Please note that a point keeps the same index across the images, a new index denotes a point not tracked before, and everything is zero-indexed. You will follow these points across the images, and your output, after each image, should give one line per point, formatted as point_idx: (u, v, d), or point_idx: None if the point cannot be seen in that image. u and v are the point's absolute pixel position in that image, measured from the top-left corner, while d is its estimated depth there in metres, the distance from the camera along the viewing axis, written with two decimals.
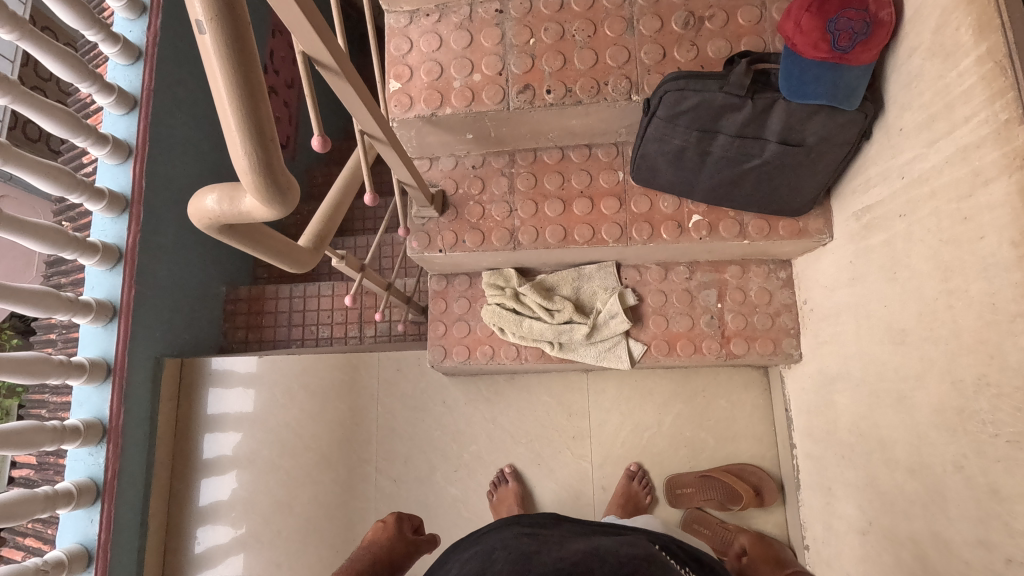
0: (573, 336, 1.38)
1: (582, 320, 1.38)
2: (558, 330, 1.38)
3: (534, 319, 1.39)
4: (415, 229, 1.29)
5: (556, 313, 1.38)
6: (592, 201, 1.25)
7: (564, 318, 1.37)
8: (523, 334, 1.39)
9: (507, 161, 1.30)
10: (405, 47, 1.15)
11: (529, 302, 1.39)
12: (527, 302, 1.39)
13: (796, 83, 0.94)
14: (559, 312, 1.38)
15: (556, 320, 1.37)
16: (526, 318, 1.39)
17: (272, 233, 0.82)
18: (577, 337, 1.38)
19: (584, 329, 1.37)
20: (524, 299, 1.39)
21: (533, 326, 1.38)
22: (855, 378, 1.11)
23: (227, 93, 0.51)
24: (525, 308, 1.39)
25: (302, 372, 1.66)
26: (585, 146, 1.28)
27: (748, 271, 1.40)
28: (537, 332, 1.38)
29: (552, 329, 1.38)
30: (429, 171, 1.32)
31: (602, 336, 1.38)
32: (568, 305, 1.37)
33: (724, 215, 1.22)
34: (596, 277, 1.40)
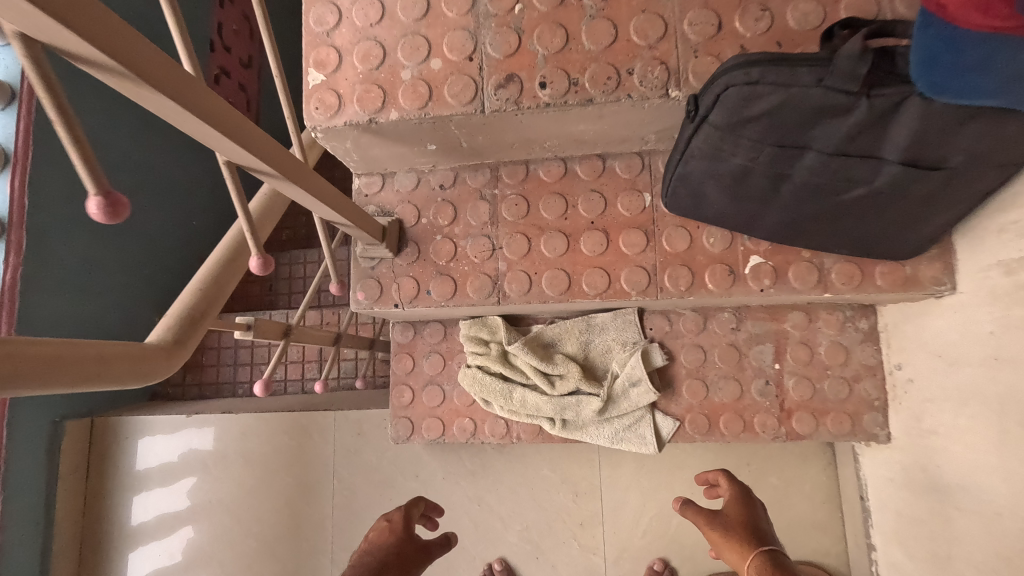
0: (580, 411, 1.03)
1: (593, 390, 1.03)
2: (560, 404, 1.03)
3: (528, 388, 1.04)
4: (362, 274, 0.94)
5: (558, 381, 1.03)
6: (607, 236, 0.90)
7: (569, 388, 1.02)
8: (514, 408, 1.05)
9: (487, 179, 0.93)
10: (330, 19, 0.77)
11: (522, 364, 1.04)
12: (518, 365, 1.05)
13: (940, 71, 0.57)
14: (561, 379, 1.03)
15: (557, 390, 1.03)
16: (518, 387, 1.04)
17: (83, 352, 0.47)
18: (585, 414, 1.03)
19: (595, 403, 1.02)
20: (516, 361, 1.05)
21: (527, 398, 1.04)
22: (991, 503, 0.77)
23: None
24: (516, 373, 1.04)
25: (241, 438, 1.33)
26: (596, 157, 0.91)
27: (816, 321, 1.04)
28: (533, 406, 1.04)
29: (552, 403, 1.03)
30: (381, 192, 0.96)
31: (618, 411, 1.04)
32: (573, 370, 1.02)
33: (796, 256, 0.86)
34: (612, 329, 1.05)
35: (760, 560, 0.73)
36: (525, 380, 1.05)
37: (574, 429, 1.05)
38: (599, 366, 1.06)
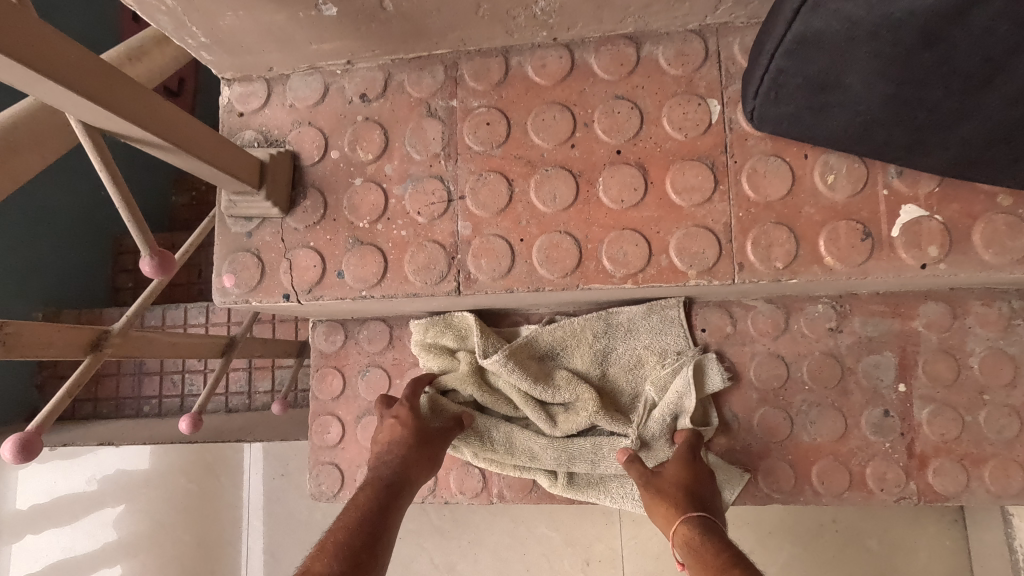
0: (599, 462, 0.66)
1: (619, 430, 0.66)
2: (567, 451, 0.66)
3: (517, 424, 0.68)
4: (233, 247, 0.56)
5: (563, 415, 0.66)
6: (644, 174, 0.52)
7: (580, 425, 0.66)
8: (497, 457, 0.68)
9: (437, 80, 0.55)
10: None
11: (507, 388, 0.68)
12: (501, 388, 0.68)
13: None
14: (568, 412, 0.66)
15: (561, 429, 0.66)
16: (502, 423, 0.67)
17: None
18: (606, 466, 0.66)
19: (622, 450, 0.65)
20: (498, 382, 0.68)
21: (515, 441, 0.67)
22: None
23: None
24: (498, 401, 0.68)
25: (128, 479, 0.97)
26: (624, 38, 0.53)
27: (966, 316, 0.66)
28: (526, 453, 0.67)
29: (554, 449, 0.66)
30: (263, 107, 0.57)
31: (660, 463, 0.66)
32: (586, 398, 0.65)
33: (987, 204, 0.48)
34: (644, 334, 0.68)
35: (691, 526, 0.56)
36: (513, 411, 0.68)
37: (585, 487, 0.68)
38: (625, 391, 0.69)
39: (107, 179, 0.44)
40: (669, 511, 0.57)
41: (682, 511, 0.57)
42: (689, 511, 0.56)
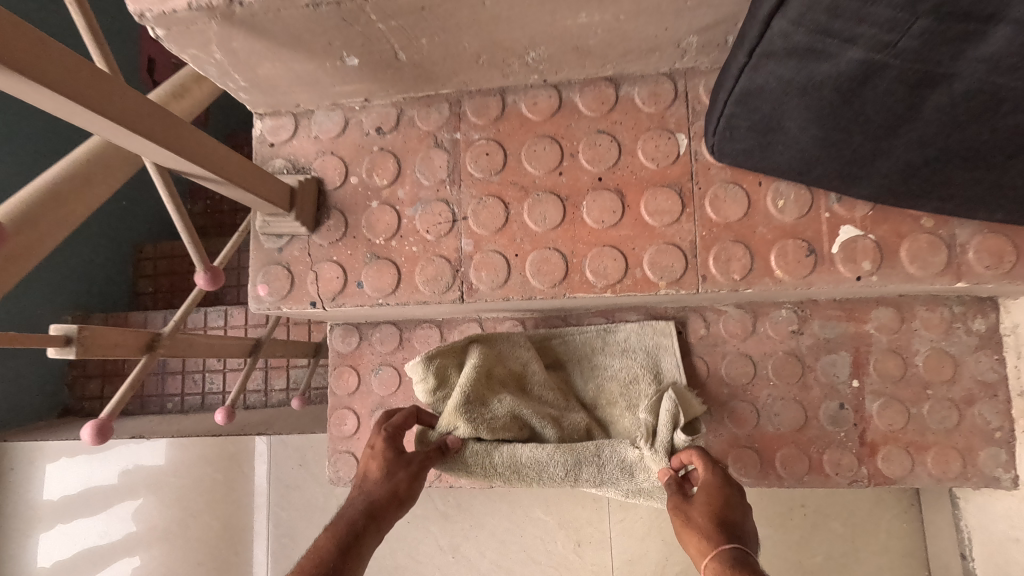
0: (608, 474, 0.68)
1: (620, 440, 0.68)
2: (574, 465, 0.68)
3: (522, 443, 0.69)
4: (266, 260, 0.65)
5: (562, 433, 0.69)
6: (622, 198, 0.60)
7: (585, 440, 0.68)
8: (503, 478, 0.67)
9: (444, 116, 0.63)
10: None
11: (507, 412, 0.70)
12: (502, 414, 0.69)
13: None
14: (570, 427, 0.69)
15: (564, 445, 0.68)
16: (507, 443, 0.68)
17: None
18: (610, 472, 0.68)
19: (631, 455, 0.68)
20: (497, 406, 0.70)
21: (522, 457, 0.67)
22: None
23: None
24: (499, 426, 0.68)
25: (156, 469, 1.05)
26: (605, 81, 0.61)
27: (912, 320, 0.74)
28: (532, 469, 0.67)
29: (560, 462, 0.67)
30: (292, 139, 0.66)
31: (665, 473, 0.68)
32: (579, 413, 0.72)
33: (913, 225, 0.56)
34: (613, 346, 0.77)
35: (724, 562, 0.51)
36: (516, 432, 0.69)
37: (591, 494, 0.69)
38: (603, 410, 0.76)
39: (173, 210, 0.53)
40: (701, 546, 0.53)
41: (716, 543, 0.52)
42: (724, 542, 0.52)
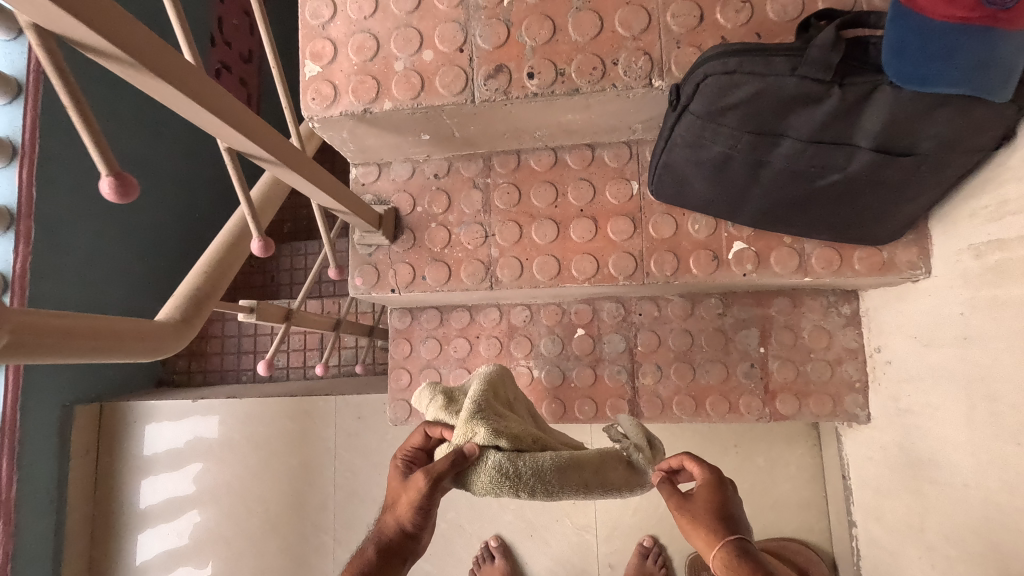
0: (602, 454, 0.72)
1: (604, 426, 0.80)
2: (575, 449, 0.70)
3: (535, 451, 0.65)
4: (360, 261, 0.97)
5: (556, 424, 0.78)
6: (596, 223, 0.92)
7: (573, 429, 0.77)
8: (528, 488, 0.60)
9: (480, 168, 0.96)
10: (325, 12, 0.79)
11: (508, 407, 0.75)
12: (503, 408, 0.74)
13: (911, 62, 0.61)
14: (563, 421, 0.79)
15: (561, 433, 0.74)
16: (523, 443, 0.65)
17: (46, 324, 0.48)
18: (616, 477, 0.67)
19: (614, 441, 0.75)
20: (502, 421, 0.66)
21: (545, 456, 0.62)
22: (961, 475, 0.81)
23: None
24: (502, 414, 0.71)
25: (245, 420, 1.37)
26: (585, 146, 0.94)
27: (800, 306, 1.07)
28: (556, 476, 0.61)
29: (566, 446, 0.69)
30: (377, 181, 0.98)
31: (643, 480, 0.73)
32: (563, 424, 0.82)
33: (778, 241, 0.89)
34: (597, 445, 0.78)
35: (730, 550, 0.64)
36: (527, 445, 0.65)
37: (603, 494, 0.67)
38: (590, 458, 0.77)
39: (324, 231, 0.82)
40: (709, 538, 0.65)
41: (722, 536, 0.65)
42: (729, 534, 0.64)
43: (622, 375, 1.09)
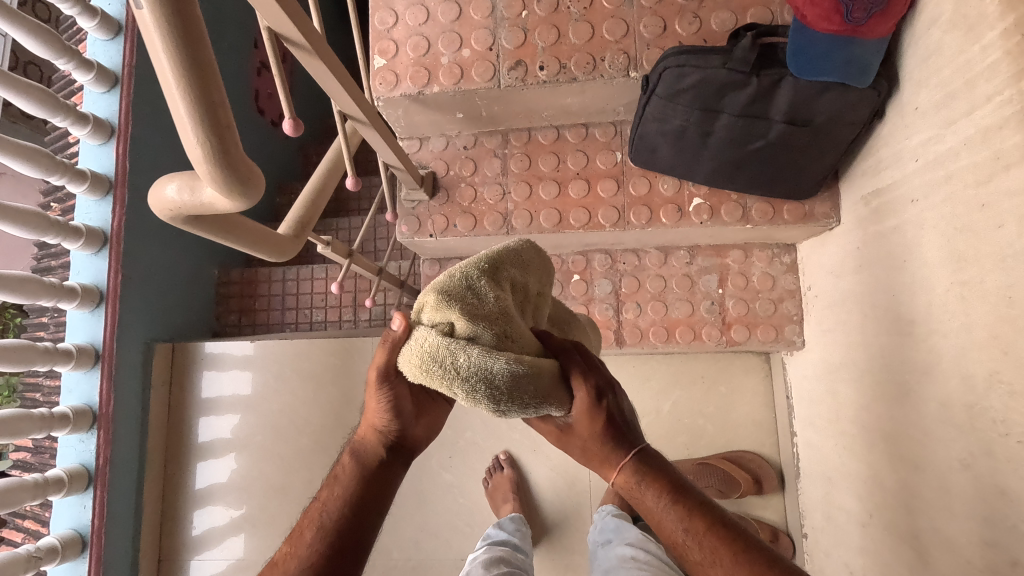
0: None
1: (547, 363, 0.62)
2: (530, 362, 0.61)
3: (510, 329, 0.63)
4: (405, 213, 1.24)
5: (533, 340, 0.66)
6: (588, 183, 1.20)
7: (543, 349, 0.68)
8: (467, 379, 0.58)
9: (500, 141, 1.24)
10: (389, 20, 1.08)
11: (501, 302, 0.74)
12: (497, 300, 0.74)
13: (806, 59, 0.89)
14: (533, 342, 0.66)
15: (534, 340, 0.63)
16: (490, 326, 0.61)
17: (234, 220, 0.76)
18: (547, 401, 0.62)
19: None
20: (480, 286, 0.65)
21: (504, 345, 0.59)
22: (859, 368, 1.09)
23: (163, 50, 0.46)
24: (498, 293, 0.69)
25: (296, 358, 1.63)
26: (581, 125, 1.22)
27: (750, 256, 1.35)
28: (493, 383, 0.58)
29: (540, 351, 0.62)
30: (419, 151, 1.26)
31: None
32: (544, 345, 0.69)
33: (727, 198, 1.18)
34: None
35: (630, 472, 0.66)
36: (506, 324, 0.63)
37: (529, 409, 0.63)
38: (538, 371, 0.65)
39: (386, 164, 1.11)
40: (609, 460, 0.66)
41: (619, 459, 0.66)
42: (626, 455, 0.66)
43: (609, 311, 1.37)
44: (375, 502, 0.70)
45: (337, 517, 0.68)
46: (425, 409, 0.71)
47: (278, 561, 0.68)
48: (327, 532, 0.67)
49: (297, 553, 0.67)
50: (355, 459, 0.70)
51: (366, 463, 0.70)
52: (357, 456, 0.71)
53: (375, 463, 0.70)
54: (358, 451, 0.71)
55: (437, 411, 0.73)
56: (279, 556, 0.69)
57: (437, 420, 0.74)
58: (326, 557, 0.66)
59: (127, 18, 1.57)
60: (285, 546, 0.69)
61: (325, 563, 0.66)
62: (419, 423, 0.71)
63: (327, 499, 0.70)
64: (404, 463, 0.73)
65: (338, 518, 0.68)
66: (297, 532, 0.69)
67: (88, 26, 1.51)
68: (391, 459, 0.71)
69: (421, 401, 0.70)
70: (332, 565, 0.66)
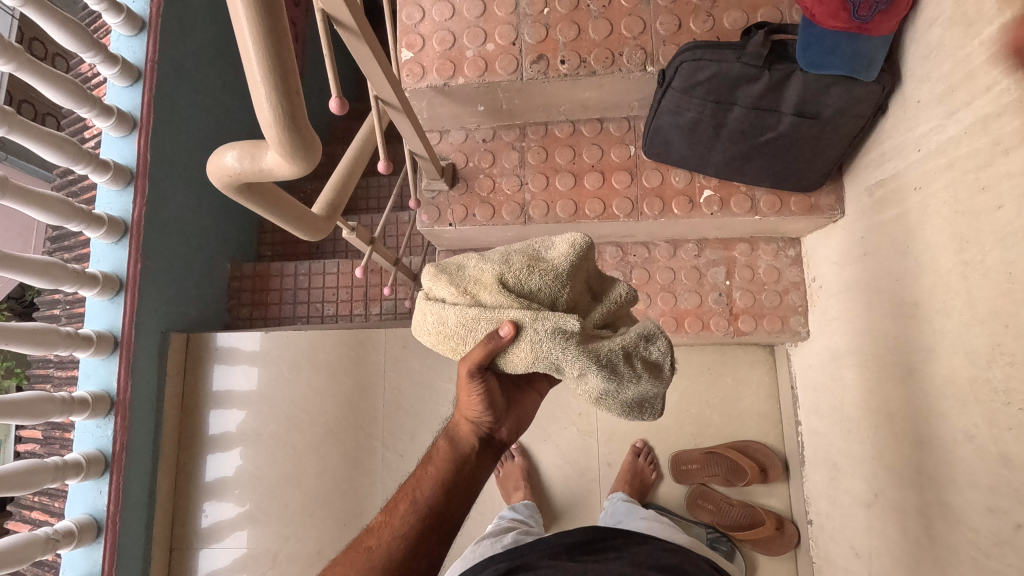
0: (558, 354, 0.67)
1: (511, 337, 0.67)
2: (470, 334, 0.70)
3: (477, 304, 0.70)
4: (425, 203, 1.28)
5: (532, 314, 0.67)
6: (603, 175, 1.25)
7: (547, 326, 0.67)
8: (440, 332, 0.72)
9: (518, 135, 1.29)
10: (417, 16, 1.17)
11: (556, 264, 0.73)
12: (548, 260, 0.73)
13: (815, 53, 0.94)
14: (531, 316, 0.67)
15: (501, 314, 0.68)
16: (447, 301, 0.72)
17: (265, 185, 0.77)
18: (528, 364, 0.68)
19: (579, 359, 0.67)
20: (471, 265, 0.73)
21: (446, 317, 0.70)
22: (864, 353, 1.13)
23: (245, 16, 0.50)
24: (509, 263, 0.72)
25: (309, 348, 1.64)
26: (597, 120, 1.28)
27: (757, 249, 1.39)
28: (456, 336, 0.71)
29: (487, 321, 0.69)
30: (439, 144, 1.31)
31: (589, 400, 0.72)
32: (566, 321, 0.67)
33: (736, 190, 1.23)
34: (636, 347, 0.71)
35: None
36: (471, 298, 0.71)
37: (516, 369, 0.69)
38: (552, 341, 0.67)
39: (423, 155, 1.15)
40: None
41: None
42: None
43: None
44: (465, 484, 0.73)
45: (432, 494, 0.71)
46: (515, 402, 0.77)
47: (374, 528, 0.70)
48: (421, 508, 0.70)
49: (393, 522, 0.70)
50: (449, 444, 0.74)
51: (460, 448, 0.74)
52: (451, 440, 0.75)
53: (468, 450, 0.74)
54: (452, 436, 0.75)
55: (525, 407, 0.79)
56: (375, 525, 0.71)
57: (526, 416, 0.79)
58: (420, 529, 0.69)
59: (151, 16, 1.62)
60: (381, 515, 0.71)
61: (418, 534, 0.69)
62: (510, 416, 0.77)
63: (421, 479, 0.73)
64: (492, 455, 0.77)
65: (431, 496, 0.71)
66: (391, 505, 0.72)
67: (114, 22, 1.56)
68: (482, 448, 0.75)
69: (512, 394, 0.77)
70: (425, 536, 0.69)
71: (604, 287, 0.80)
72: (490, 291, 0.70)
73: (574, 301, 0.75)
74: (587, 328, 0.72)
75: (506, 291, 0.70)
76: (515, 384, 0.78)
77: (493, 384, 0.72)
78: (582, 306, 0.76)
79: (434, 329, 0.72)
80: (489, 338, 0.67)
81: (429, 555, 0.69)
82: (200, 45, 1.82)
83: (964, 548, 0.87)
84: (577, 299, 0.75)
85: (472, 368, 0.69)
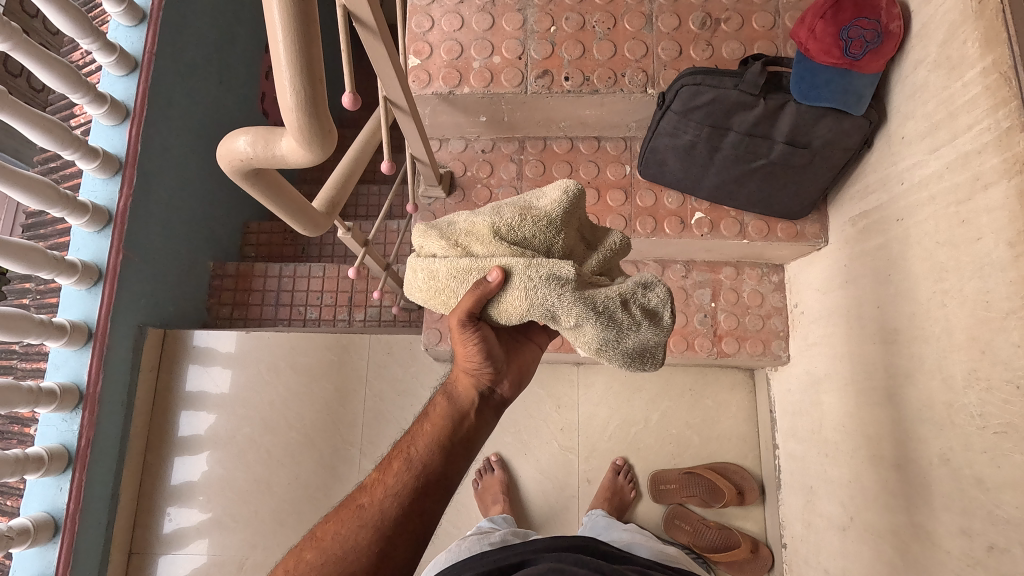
0: (554, 301, 0.67)
1: (500, 283, 0.68)
2: (461, 285, 0.71)
3: (468, 255, 0.72)
4: (422, 208, 1.29)
5: (523, 261, 0.68)
6: (599, 192, 1.28)
7: (540, 272, 0.68)
8: (434, 285, 0.72)
9: (516, 147, 1.31)
10: (426, 24, 1.20)
11: (549, 211, 0.73)
12: (539, 207, 0.73)
13: (807, 85, 1.00)
14: (522, 263, 0.69)
15: (491, 261, 0.70)
16: (438, 255, 0.73)
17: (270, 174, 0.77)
18: (524, 312, 0.69)
19: (576, 306, 0.67)
20: (461, 219, 0.74)
21: (436, 270, 0.72)
22: (844, 377, 1.16)
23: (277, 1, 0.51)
24: (501, 213, 0.72)
25: (291, 350, 1.61)
26: (594, 138, 1.31)
27: (741, 273, 1.43)
28: (447, 290, 0.72)
29: (477, 271, 0.70)
30: (438, 152, 1.32)
31: (590, 352, 0.72)
32: (560, 268, 0.68)
33: (726, 214, 1.26)
34: (634, 295, 0.70)
35: None
36: (462, 250, 0.73)
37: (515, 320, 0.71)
38: (549, 288, 0.67)
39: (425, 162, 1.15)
40: None
41: None
42: None
43: None
44: (463, 441, 0.72)
45: (427, 451, 0.70)
46: (514, 356, 0.78)
47: (366, 487, 0.69)
48: (415, 465, 0.69)
49: (386, 481, 0.68)
50: (447, 400, 0.74)
51: (458, 404, 0.73)
52: (450, 396, 0.74)
53: (467, 405, 0.73)
54: (450, 393, 0.75)
55: (525, 359, 0.80)
56: (368, 483, 0.70)
57: (526, 368, 0.79)
58: (414, 487, 0.68)
59: (153, 7, 1.62)
60: (374, 474, 0.70)
61: (412, 494, 0.68)
62: (511, 369, 0.77)
63: (417, 437, 0.72)
64: (492, 411, 0.76)
65: (426, 454, 0.70)
66: (386, 462, 0.71)
67: (115, 11, 1.55)
68: (481, 405, 0.74)
69: (511, 347, 0.78)
70: (420, 494, 0.68)
71: (596, 236, 0.81)
72: (482, 242, 0.72)
73: (568, 250, 0.76)
74: (583, 277, 0.72)
75: (499, 240, 0.71)
76: (512, 338, 0.80)
77: (488, 333, 0.72)
78: (577, 255, 0.77)
79: (427, 283, 0.73)
80: (478, 284, 0.68)
81: (423, 515, 0.68)
82: (200, 40, 1.82)
83: (938, 570, 0.89)
84: (571, 247, 0.77)
85: (462, 318, 0.70)
